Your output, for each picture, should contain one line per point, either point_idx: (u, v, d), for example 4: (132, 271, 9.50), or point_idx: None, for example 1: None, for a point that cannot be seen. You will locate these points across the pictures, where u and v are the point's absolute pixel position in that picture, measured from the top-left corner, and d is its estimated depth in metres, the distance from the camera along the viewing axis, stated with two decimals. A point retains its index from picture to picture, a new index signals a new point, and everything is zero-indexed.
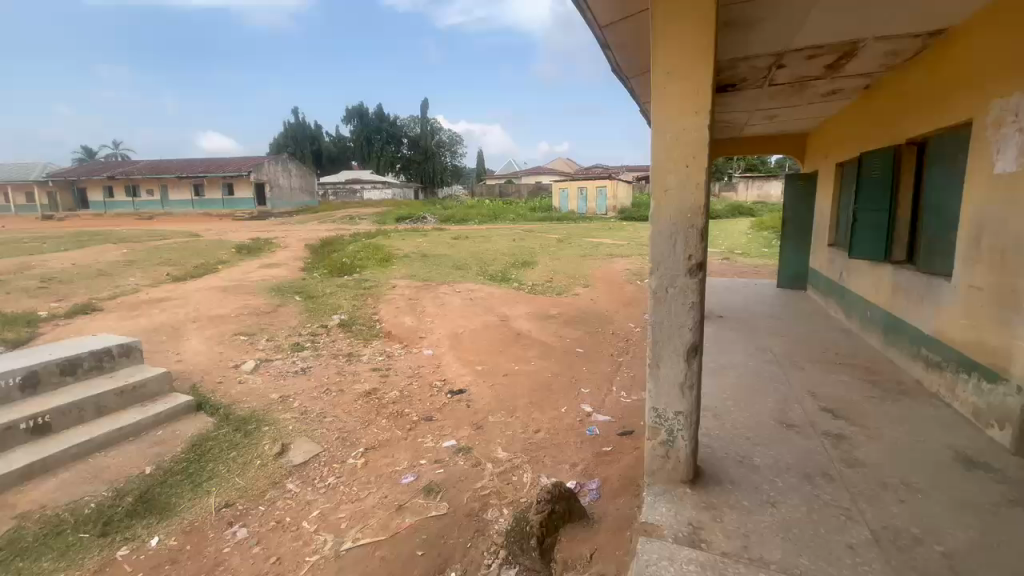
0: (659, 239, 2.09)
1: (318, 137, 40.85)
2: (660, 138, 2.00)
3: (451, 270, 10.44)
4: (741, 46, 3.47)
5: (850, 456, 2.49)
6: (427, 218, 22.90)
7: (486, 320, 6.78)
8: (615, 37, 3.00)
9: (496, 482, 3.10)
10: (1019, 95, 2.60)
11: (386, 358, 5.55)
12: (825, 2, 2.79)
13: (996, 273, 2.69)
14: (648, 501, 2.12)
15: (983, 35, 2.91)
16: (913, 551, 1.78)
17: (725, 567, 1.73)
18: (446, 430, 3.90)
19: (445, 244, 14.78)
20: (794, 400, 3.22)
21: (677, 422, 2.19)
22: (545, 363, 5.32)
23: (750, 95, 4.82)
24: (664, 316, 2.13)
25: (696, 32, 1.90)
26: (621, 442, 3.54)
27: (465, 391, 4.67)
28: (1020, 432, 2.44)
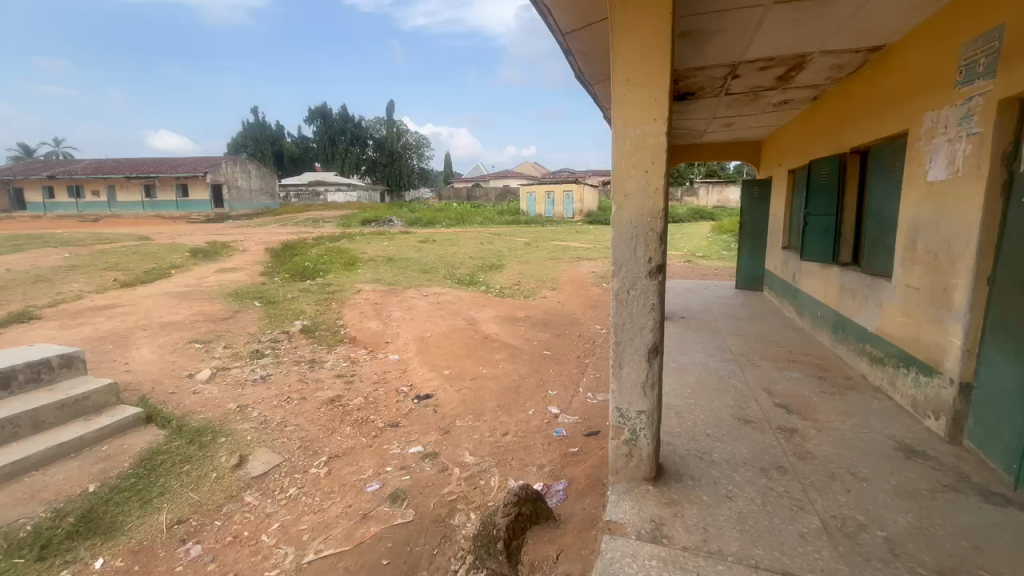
0: (621, 241, 2.13)
1: (279, 137, 39.67)
2: (621, 143, 2.05)
3: (418, 274, 10.35)
4: (698, 55, 3.60)
5: (802, 448, 2.61)
6: (393, 221, 22.61)
7: (454, 324, 6.73)
8: (577, 44, 3.06)
9: (463, 486, 3.09)
10: (947, 109, 2.80)
11: (351, 364, 5.44)
12: (774, 16, 2.93)
13: (930, 275, 2.88)
14: (612, 500, 2.16)
15: (917, 52, 3.12)
16: (858, 538, 1.88)
17: (686, 561, 1.77)
18: (413, 435, 3.85)
19: (412, 248, 14.59)
20: (751, 397, 3.35)
21: (640, 421, 2.24)
22: (513, 366, 5.34)
23: (708, 103, 5.00)
24: (626, 316, 2.18)
25: (653, 41, 1.96)
26: (587, 442, 3.59)
27: (432, 396, 4.63)
28: (952, 421, 2.62)
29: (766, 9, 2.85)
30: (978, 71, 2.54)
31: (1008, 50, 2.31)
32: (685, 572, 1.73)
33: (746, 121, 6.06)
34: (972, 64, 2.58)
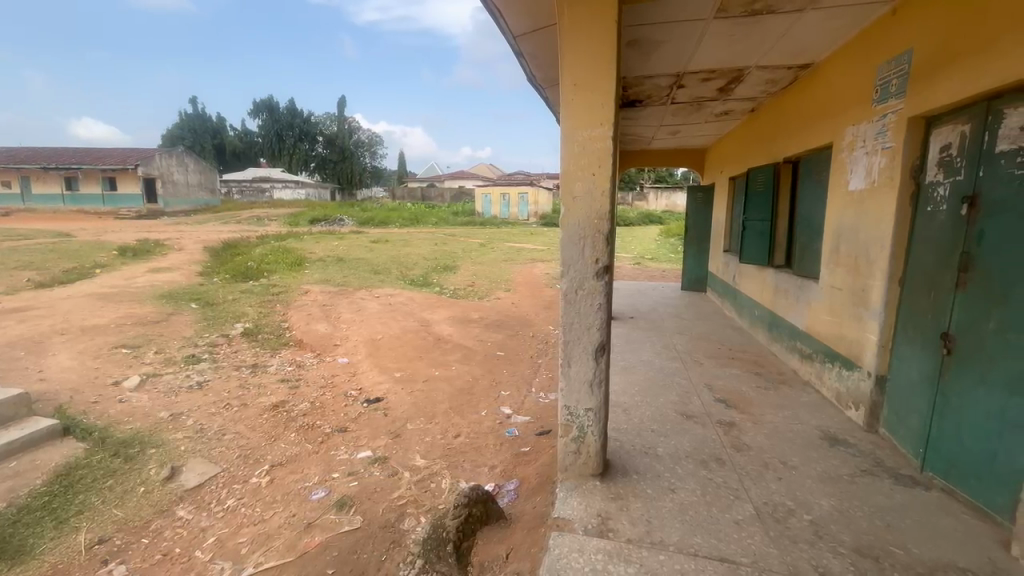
0: (569, 242, 2.18)
1: (220, 130, 37.56)
2: (569, 147, 2.10)
3: (369, 275, 10.10)
4: (645, 64, 3.73)
5: (739, 440, 2.76)
6: (344, 220, 21.91)
7: (406, 326, 6.62)
8: (528, 47, 3.10)
9: (413, 490, 3.04)
10: (865, 124, 3.05)
11: (296, 368, 5.22)
12: (715, 30, 3.08)
13: (851, 276, 3.12)
14: (561, 497, 2.19)
15: (841, 70, 3.37)
16: (787, 522, 2.01)
17: (630, 553, 1.83)
18: (361, 440, 3.75)
19: (363, 248, 14.20)
20: (693, 393, 3.50)
21: (587, 418, 2.28)
22: (465, 367, 5.32)
23: (655, 111, 5.19)
24: (574, 316, 2.22)
25: (600, 48, 2.01)
26: (538, 441, 3.62)
27: (382, 399, 4.52)
28: (870, 411, 2.85)
29: (707, 24, 2.99)
30: (891, 90, 2.78)
31: (916, 72, 2.54)
32: (629, 563, 1.78)
33: (690, 130, 6.34)
34: (886, 83, 2.82)
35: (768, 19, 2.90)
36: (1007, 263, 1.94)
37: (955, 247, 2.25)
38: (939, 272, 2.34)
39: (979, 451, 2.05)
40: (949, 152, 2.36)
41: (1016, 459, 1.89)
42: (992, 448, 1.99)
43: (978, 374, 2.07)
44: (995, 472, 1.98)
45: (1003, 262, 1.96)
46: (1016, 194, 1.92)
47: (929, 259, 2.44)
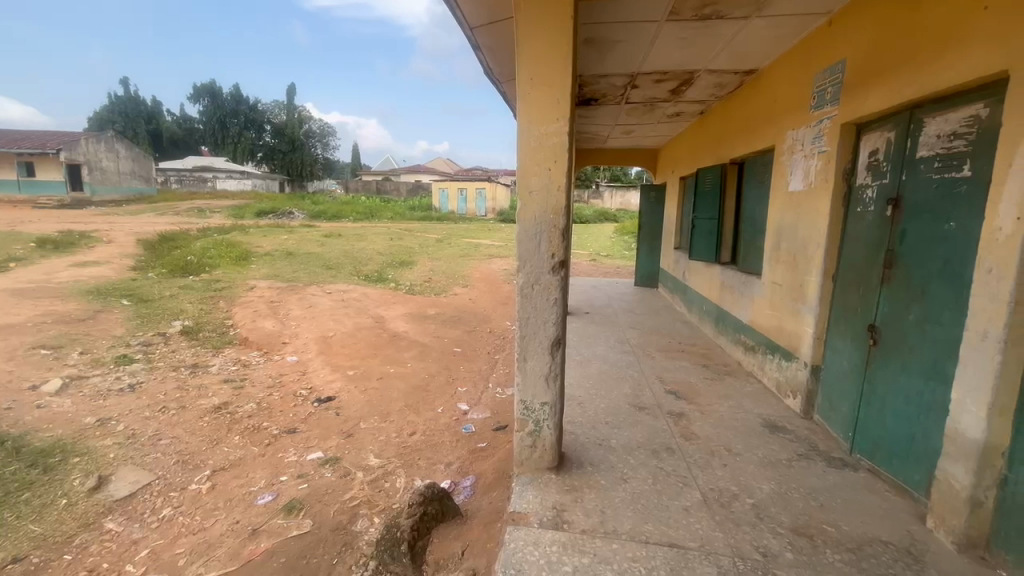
0: (525, 237, 2.18)
1: (155, 114, 35.07)
2: (525, 141, 2.09)
3: (321, 270, 9.76)
4: (601, 63, 3.78)
5: (687, 430, 2.87)
6: (294, 214, 21.05)
7: (360, 323, 6.44)
8: (485, 40, 3.06)
9: (366, 491, 2.96)
10: (803, 128, 3.23)
11: (241, 368, 4.96)
12: (666, 33, 3.17)
13: (790, 272, 3.31)
14: (517, 491, 2.19)
15: (782, 77, 3.55)
16: (731, 506, 2.11)
17: (584, 543, 1.85)
18: (311, 441, 3.61)
19: (314, 242, 13.69)
20: (645, 385, 3.61)
21: (543, 412, 2.30)
22: (421, 364, 5.24)
23: (610, 110, 5.29)
24: (530, 310, 2.22)
25: (556, 43, 2.01)
26: (495, 437, 3.62)
27: (334, 398, 4.38)
28: (806, 399, 3.03)
29: (660, 26, 3.07)
30: (827, 97, 2.95)
31: (849, 81, 2.71)
32: (583, 553, 1.80)
33: (643, 130, 6.51)
34: (822, 91, 2.99)
35: (717, 24, 3.01)
36: (926, 260, 2.11)
37: (881, 245, 2.42)
38: (867, 268, 2.52)
39: (900, 434, 2.23)
40: (876, 157, 2.54)
41: (931, 440, 2.06)
42: (912, 430, 2.16)
43: (901, 363, 2.24)
44: (914, 453, 2.15)
45: (922, 259, 2.13)
46: (934, 196, 2.09)
47: (859, 257, 2.61)
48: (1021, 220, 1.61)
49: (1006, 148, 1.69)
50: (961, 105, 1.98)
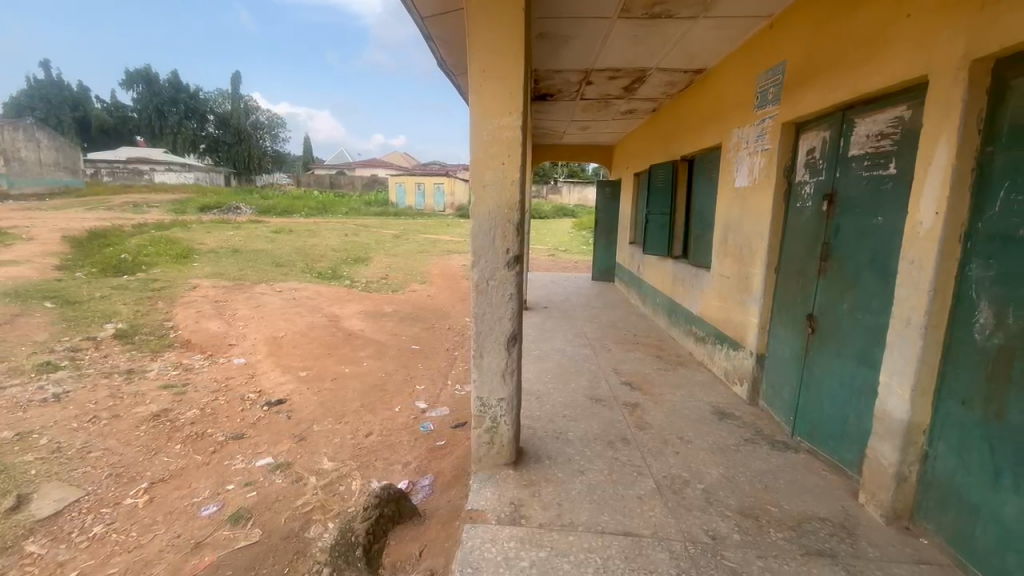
0: (479, 233, 2.15)
1: (82, 101, 32.43)
2: (478, 135, 2.07)
3: (271, 267, 9.36)
4: (555, 58, 3.79)
5: (642, 420, 2.94)
6: (242, 209, 20.07)
7: (313, 322, 6.22)
8: (437, 31, 2.99)
9: (320, 495, 2.86)
10: (748, 127, 3.36)
11: (182, 372, 4.67)
12: (618, 30, 3.20)
13: (736, 265, 3.44)
14: (475, 488, 2.18)
15: (729, 76, 3.67)
16: (683, 492, 2.18)
17: (541, 537, 1.86)
18: (260, 447, 3.45)
19: (263, 238, 13.10)
20: (602, 377, 3.67)
21: (500, 408, 2.29)
22: (378, 363, 5.12)
23: (565, 105, 5.32)
24: (486, 306, 2.21)
25: (508, 36, 1.99)
26: (455, 434, 3.58)
27: (285, 401, 4.20)
28: (752, 386, 3.17)
29: (612, 22, 3.10)
30: (768, 98, 3.08)
31: (788, 82, 2.83)
32: (541, 547, 1.81)
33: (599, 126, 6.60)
34: (765, 91, 3.12)
35: (667, 22, 3.07)
36: (857, 253, 2.24)
37: (818, 239, 2.55)
38: (805, 261, 2.66)
39: (836, 416, 2.37)
40: (813, 155, 2.67)
41: (862, 421, 2.20)
42: (846, 413, 2.30)
43: (835, 350, 2.37)
44: (847, 434, 2.29)
45: (854, 251, 2.26)
46: (864, 193, 2.22)
47: (798, 250, 2.75)
48: (939, 216, 1.73)
49: (926, 148, 1.81)
50: (887, 107, 2.11)
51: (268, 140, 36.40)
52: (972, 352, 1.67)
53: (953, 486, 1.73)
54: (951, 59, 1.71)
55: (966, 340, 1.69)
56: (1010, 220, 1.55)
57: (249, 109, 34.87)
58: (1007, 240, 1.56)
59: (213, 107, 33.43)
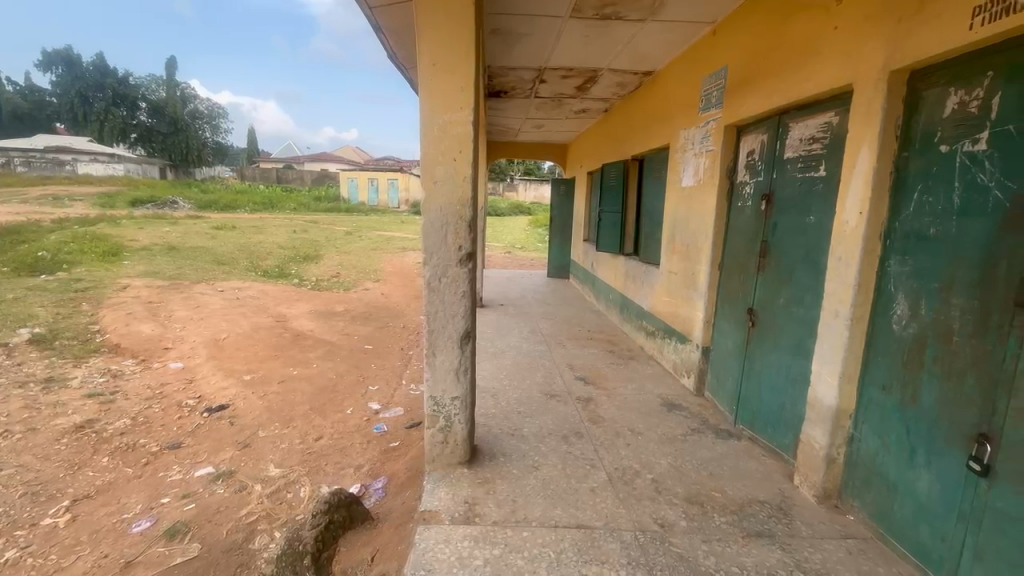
0: (431, 229, 2.11)
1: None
2: (429, 130, 2.03)
3: (212, 266, 8.85)
4: (508, 55, 3.78)
5: (595, 414, 3.00)
6: (179, 203, 18.85)
7: (258, 323, 5.93)
8: (385, 21, 2.91)
9: (265, 504, 2.73)
10: (693, 128, 3.48)
11: (110, 379, 4.33)
12: (570, 29, 3.23)
13: (684, 262, 3.57)
14: (428, 489, 2.14)
15: (676, 79, 3.79)
16: (634, 483, 2.24)
17: (496, 535, 1.86)
18: (200, 456, 3.26)
19: (203, 235, 12.35)
20: (556, 373, 3.72)
21: (453, 407, 2.26)
22: (328, 364, 4.95)
23: (520, 103, 5.33)
24: (438, 304, 2.17)
25: (458, 30, 1.96)
26: (408, 435, 3.52)
27: (228, 406, 3.98)
28: (698, 378, 3.30)
29: (564, 22, 3.13)
30: (712, 101, 3.21)
31: (730, 87, 2.96)
32: (494, 544, 1.81)
33: (553, 125, 6.65)
34: (709, 94, 3.24)
35: (617, 24, 3.13)
36: (792, 249, 2.38)
37: (757, 237, 2.69)
38: (746, 258, 2.79)
39: (773, 405, 2.51)
40: (752, 156, 2.81)
41: (797, 409, 2.34)
42: (782, 401, 2.44)
43: (773, 342, 2.51)
44: (783, 420, 2.43)
45: (789, 249, 2.40)
46: (798, 193, 2.35)
47: (740, 247, 2.88)
48: (862, 216, 1.87)
49: (851, 151, 1.95)
50: (817, 113, 2.25)
51: (208, 130, 34.31)
52: (890, 340, 1.81)
53: (874, 465, 1.87)
54: (872, 71, 1.84)
55: (885, 330, 1.83)
56: (923, 219, 1.69)
57: (186, 97, 32.74)
58: (920, 238, 1.70)
59: (145, 94, 31.12)
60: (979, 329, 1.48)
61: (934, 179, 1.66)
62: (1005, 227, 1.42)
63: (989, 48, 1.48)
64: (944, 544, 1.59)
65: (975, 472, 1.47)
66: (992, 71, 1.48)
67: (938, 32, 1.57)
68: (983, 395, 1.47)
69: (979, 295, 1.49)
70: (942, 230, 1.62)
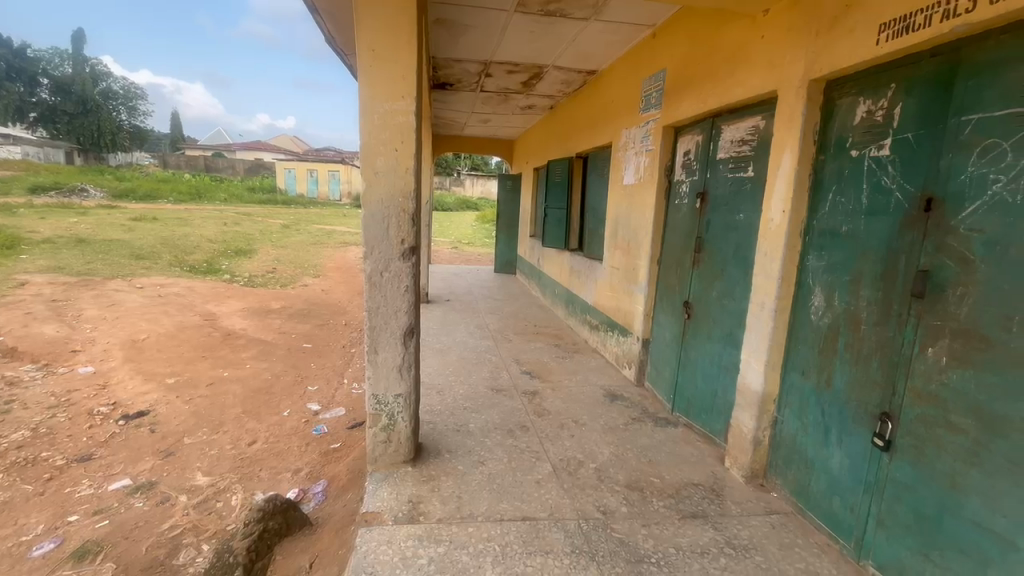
0: (372, 222, 2.04)
1: None
2: (368, 119, 1.96)
3: (129, 260, 8.13)
4: (452, 46, 3.71)
5: (540, 406, 3.03)
6: (90, 191, 17.12)
7: (184, 321, 5.51)
8: (322, 3, 2.77)
9: (192, 515, 2.55)
10: (635, 128, 3.59)
11: (5, 386, 3.86)
12: (515, 24, 3.22)
13: (625, 257, 3.68)
14: (371, 490, 2.08)
15: (619, 78, 3.89)
16: (578, 473, 2.29)
17: (440, 532, 1.83)
18: (115, 468, 2.98)
19: (119, 226, 11.31)
20: (503, 368, 3.73)
21: (397, 405, 2.21)
22: (263, 364, 4.68)
23: (465, 96, 5.27)
24: (380, 299, 2.11)
25: (399, 17, 1.90)
26: (350, 435, 3.40)
27: (148, 412, 3.67)
28: (639, 368, 3.42)
29: (508, 16, 3.12)
30: (652, 102, 3.32)
31: (668, 89, 3.07)
32: (439, 542, 1.78)
33: (498, 120, 6.64)
34: (649, 95, 3.35)
35: (562, 21, 3.16)
36: (724, 245, 2.51)
37: (692, 233, 2.82)
38: (683, 253, 2.92)
39: (707, 392, 2.65)
40: (688, 156, 2.93)
41: (727, 395, 2.48)
42: (715, 388, 2.58)
43: (707, 333, 2.64)
44: (716, 407, 2.57)
45: (721, 245, 2.54)
46: (729, 192, 2.49)
47: (676, 243, 3.01)
48: (785, 214, 2.00)
49: (775, 154, 2.08)
50: (746, 117, 2.38)
51: (124, 112, 31.37)
52: (809, 329, 1.95)
53: (795, 445, 2.02)
54: (794, 79, 1.97)
55: (804, 320, 1.98)
56: (837, 218, 1.84)
57: (97, 75, 29.76)
58: (834, 235, 1.85)
59: (48, 69, 27.97)
60: (883, 318, 1.63)
61: (846, 182, 1.80)
62: (904, 225, 1.57)
63: (893, 62, 1.62)
64: (853, 514, 1.74)
65: (879, 448, 1.62)
66: (894, 83, 1.63)
67: (850, 46, 1.71)
68: (884, 378, 1.62)
69: (882, 288, 1.64)
70: (852, 228, 1.77)
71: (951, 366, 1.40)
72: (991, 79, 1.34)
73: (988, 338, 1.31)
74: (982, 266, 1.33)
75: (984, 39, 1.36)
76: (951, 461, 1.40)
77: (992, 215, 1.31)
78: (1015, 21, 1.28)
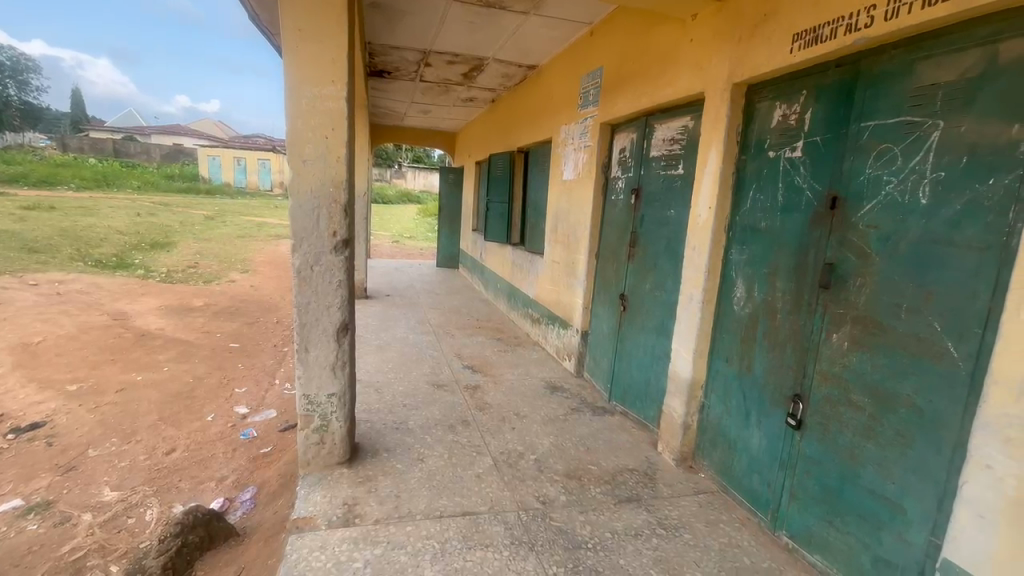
0: (301, 213, 1.93)
1: None
2: (295, 103, 1.84)
3: (21, 254, 7.23)
4: (390, 32, 3.59)
5: (482, 401, 3.03)
6: None
7: (89, 322, 4.99)
8: None
9: (98, 534, 2.31)
10: (574, 123, 3.64)
11: None
12: (454, 13, 3.17)
13: (565, 250, 3.74)
14: (302, 495, 1.98)
15: (558, 74, 3.93)
16: (518, 464, 2.31)
17: (378, 533, 1.78)
18: (2, 488, 2.64)
19: (7, 216, 10.02)
20: (444, 363, 3.68)
21: (330, 405, 2.12)
22: (184, 366, 4.33)
23: (405, 85, 5.12)
24: (310, 295, 2.00)
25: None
26: (283, 438, 3.23)
27: (44, 424, 3.28)
28: (578, 360, 3.50)
29: (446, 5, 3.06)
30: (590, 98, 3.38)
31: (605, 86, 3.14)
32: (376, 544, 1.73)
33: (439, 111, 6.52)
34: (586, 92, 3.42)
35: (501, 14, 3.14)
36: (656, 240, 2.62)
37: (628, 228, 2.91)
38: (619, 247, 3.01)
39: (641, 381, 2.75)
40: (623, 153, 3.02)
41: (660, 383, 2.59)
42: (648, 377, 2.69)
43: (641, 324, 2.75)
44: (649, 394, 2.69)
45: (653, 239, 2.64)
46: (661, 189, 2.59)
47: (613, 238, 3.10)
48: (711, 210, 2.11)
49: (702, 153, 2.18)
50: (676, 116, 2.48)
51: (12, 86, 27.80)
52: (732, 319, 2.08)
53: (719, 428, 2.15)
54: (719, 81, 2.08)
55: (728, 311, 2.11)
56: (756, 215, 1.96)
57: None
58: (754, 231, 1.97)
59: None
60: (795, 307, 1.77)
61: (764, 181, 1.93)
62: (812, 222, 1.70)
63: (804, 70, 1.75)
64: (770, 488, 1.88)
65: (791, 427, 1.76)
66: (805, 90, 1.76)
67: (768, 53, 1.82)
68: (796, 363, 1.76)
69: (795, 280, 1.77)
70: (769, 224, 1.90)
71: (852, 350, 1.54)
72: (884, 89, 1.48)
73: (881, 325, 1.46)
74: (877, 259, 1.47)
75: (880, 53, 1.49)
76: (851, 436, 1.54)
77: (885, 213, 1.45)
78: (905, 37, 1.41)
